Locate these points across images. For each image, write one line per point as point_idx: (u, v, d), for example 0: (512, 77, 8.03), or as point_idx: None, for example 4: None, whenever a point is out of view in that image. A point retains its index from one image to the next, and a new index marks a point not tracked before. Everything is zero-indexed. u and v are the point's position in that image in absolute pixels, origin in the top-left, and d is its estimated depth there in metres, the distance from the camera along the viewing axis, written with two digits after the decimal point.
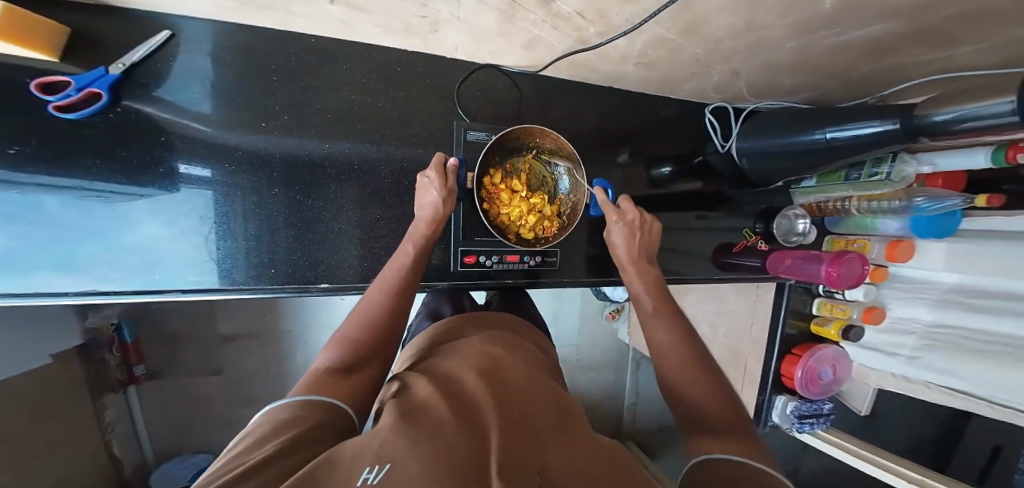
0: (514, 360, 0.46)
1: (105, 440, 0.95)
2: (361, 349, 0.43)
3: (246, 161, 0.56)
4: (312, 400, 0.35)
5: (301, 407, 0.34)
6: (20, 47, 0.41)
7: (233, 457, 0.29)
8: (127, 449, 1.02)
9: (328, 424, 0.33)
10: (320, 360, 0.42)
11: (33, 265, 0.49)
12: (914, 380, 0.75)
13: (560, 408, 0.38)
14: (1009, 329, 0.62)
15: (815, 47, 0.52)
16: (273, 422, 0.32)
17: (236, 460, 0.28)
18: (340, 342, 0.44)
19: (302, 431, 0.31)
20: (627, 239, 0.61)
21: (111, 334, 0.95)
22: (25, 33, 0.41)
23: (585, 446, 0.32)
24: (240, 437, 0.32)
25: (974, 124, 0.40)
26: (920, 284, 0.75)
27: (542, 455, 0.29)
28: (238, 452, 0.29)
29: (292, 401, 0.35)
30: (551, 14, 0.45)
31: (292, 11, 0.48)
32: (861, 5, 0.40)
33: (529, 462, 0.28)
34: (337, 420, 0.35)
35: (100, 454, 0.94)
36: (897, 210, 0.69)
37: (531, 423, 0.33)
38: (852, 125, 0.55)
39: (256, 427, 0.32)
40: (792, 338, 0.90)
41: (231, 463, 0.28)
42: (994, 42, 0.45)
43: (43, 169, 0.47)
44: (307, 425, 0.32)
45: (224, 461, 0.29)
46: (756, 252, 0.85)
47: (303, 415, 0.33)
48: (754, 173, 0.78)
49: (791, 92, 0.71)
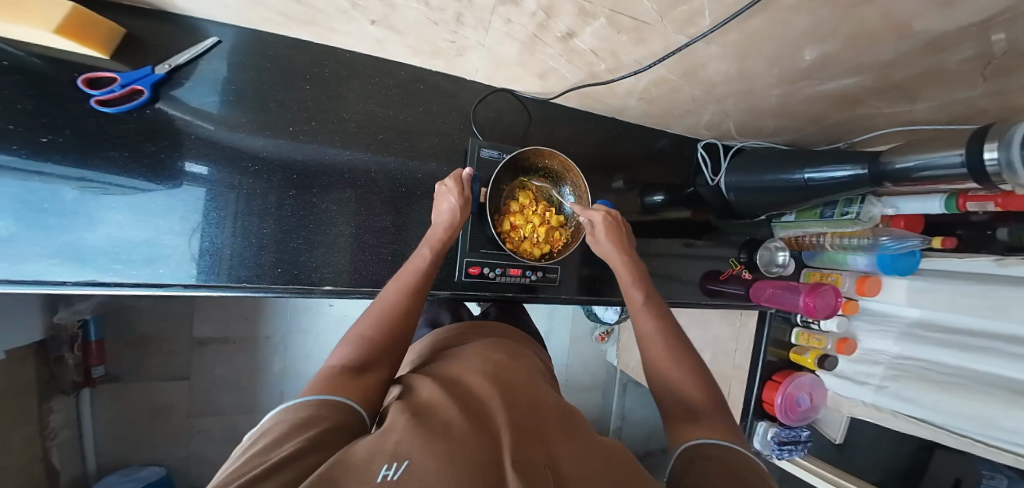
0: (519, 367, 0.46)
1: (45, 448, 0.87)
2: (375, 346, 0.44)
3: (267, 165, 0.57)
4: (331, 400, 0.35)
5: (320, 407, 0.34)
6: (78, 45, 0.44)
7: (248, 458, 0.27)
8: (68, 459, 0.93)
9: (342, 426, 0.33)
10: (333, 360, 0.42)
11: (33, 252, 0.47)
12: (881, 409, 0.80)
13: (569, 418, 0.38)
14: (967, 363, 0.67)
15: (798, 95, 0.59)
16: (291, 422, 0.32)
17: (254, 459, 0.27)
18: (353, 340, 0.44)
19: (320, 430, 0.30)
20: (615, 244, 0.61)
21: (75, 332, 0.88)
22: (88, 33, 0.44)
23: (589, 450, 0.33)
24: (255, 435, 0.31)
25: (929, 173, 0.47)
26: (885, 317, 0.80)
27: (550, 453, 0.30)
28: (255, 451, 0.28)
29: (306, 400, 0.34)
30: (569, 49, 0.51)
31: (331, 28, 0.51)
32: (837, 62, 0.47)
33: (537, 461, 0.28)
34: (351, 422, 0.34)
35: (37, 464, 0.86)
36: (866, 248, 0.75)
37: (534, 424, 0.34)
38: (827, 167, 0.61)
39: (276, 425, 0.32)
40: (773, 364, 0.94)
41: (248, 463, 0.27)
42: (945, 101, 0.53)
43: (68, 159, 0.47)
44: (325, 425, 0.31)
45: (241, 461, 0.27)
46: (740, 281, 0.91)
47: (322, 415, 0.33)
48: (739, 205, 0.84)
49: (773, 133, 0.79)
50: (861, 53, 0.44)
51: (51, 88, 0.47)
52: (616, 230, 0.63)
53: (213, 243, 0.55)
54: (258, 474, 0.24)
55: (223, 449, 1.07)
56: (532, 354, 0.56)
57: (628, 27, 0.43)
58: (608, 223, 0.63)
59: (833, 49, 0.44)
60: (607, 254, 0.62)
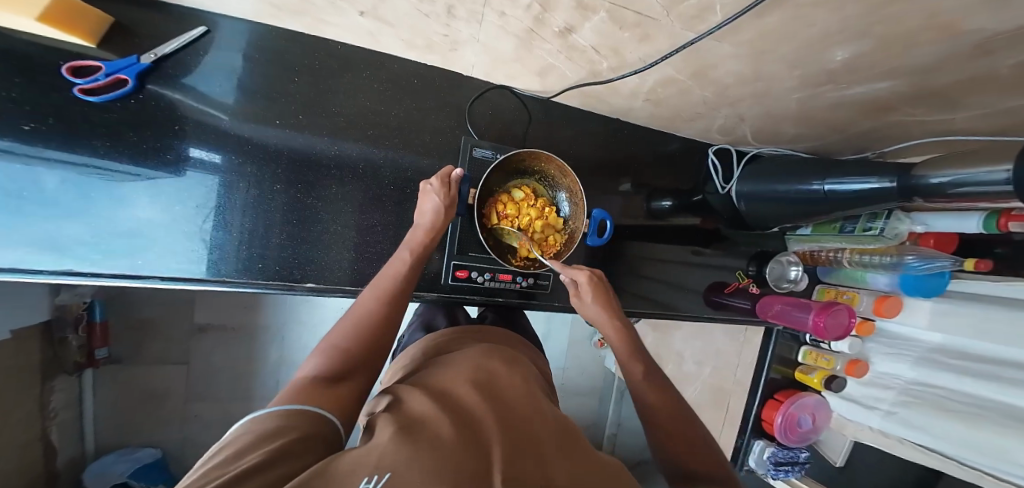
0: (512, 375, 0.44)
1: (45, 426, 0.90)
2: (351, 356, 0.42)
3: (254, 157, 0.57)
4: (302, 410, 0.33)
5: (288, 418, 0.32)
6: (66, 34, 0.44)
7: (207, 470, 0.25)
8: (67, 437, 0.95)
9: (315, 437, 0.31)
10: (302, 371, 0.40)
11: (11, 241, 0.46)
12: (888, 435, 0.75)
13: (566, 433, 0.37)
14: (988, 393, 0.61)
15: (820, 100, 0.55)
16: (256, 432, 0.29)
17: (215, 470, 0.25)
18: (328, 351, 0.42)
19: (289, 439, 0.29)
20: (603, 306, 0.58)
21: (80, 313, 0.91)
22: (75, 21, 0.44)
23: (582, 467, 0.32)
24: (215, 448, 0.29)
25: (968, 189, 0.42)
26: (905, 340, 0.74)
27: (545, 470, 0.30)
28: (216, 463, 0.26)
29: (274, 412, 0.32)
30: (567, 46, 0.48)
31: (322, 19, 0.49)
32: (863, 63, 0.42)
33: (531, 476, 0.28)
34: (324, 431, 0.33)
35: (36, 442, 0.88)
36: (888, 266, 0.69)
37: (532, 439, 0.33)
38: (850, 179, 0.56)
39: (239, 436, 0.29)
40: (776, 382, 0.89)
41: (209, 473, 0.25)
42: (992, 110, 0.47)
43: (53, 146, 0.47)
44: (294, 435, 0.30)
45: (201, 472, 0.25)
46: (747, 295, 0.87)
47: (290, 425, 0.31)
48: (750, 215, 0.80)
49: (792, 140, 0.73)
50: (893, 55, 0.39)
51: (44, 76, 0.47)
52: (601, 287, 0.60)
53: (195, 236, 0.55)
54: (226, 479, 0.23)
55: (217, 434, 1.10)
56: (526, 359, 0.55)
57: (631, 23, 0.40)
58: (592, 281, 0.59)
59: (860, 50, 0.39)
60: (598, 319, 0.58)
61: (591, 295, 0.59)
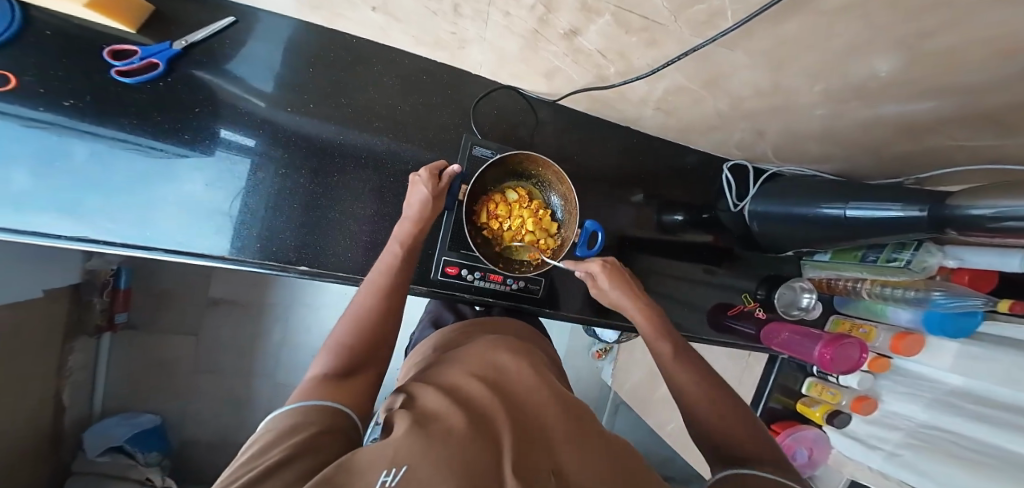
0: (521, 362, 0.44)
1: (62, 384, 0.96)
2: (355, 352, 0.42)
3: (265, 140, 0.59)
4: (322, 404, 0.34)
5: (307, 411, 0.33)
6: (110, 20, 0.48)
7: (242, 466, 0.28)
8: (78, 397, 1.02)
9: (336, 431, 0.33)
10: (314, 369, 0.40)
11: (36, 205, 0.50)
12: (889, 477, 0.70)
13: (582, 423, 0.37)
14: (1002, 441, 0.55)
15: (844, 118, 0.51)
16: (281, 428, 0.31)
17: (252, 461, 0.28)
18: (333, 348, 0.42)
19: (311, 434, 0.30)
20: (624, 291, 0.57)
21: (107, 279, 0.99)
22: (121, 10, 0.48)
23: (600, 461, 0.33)
24: (250, 441, 0.31)
25: (1012, 224, 0.36)
26: (922, 379, 0.68)
27: (556, 458, 0.31)
28: (248, 459, 0.28)
29: (294, 408, 0.34)
30: (573, 49, 0.48)
31: (336, 13, 0.51)
32: (886, 80, 0.39)
33: (541, 467, 0.30)
34: (344, 424, 0.34)
35: (51, 398, 0.94)
36: (911, 301, 0.64)
37: (542, 430, 0.34)
38: (871, 204, 0.53)
39: (269, 430, 0.31)
40: (776, 412, 0.84)
41: (245, 468, 0.27)
42: None
43: (85, 120, 0.52)
44: (315, 429, 0.31)
45: (236, 469, 0.28)
46: (752, 319, 0.83)
47: (309, 419, 0.32)
48: (761, 236, 0.76)
49: (815, 160, 0.69)
50: (920, 71, 0.36)
51: (89, 57, 0.52)
52: (617, 272, 0.59)
53: (206, 212, 0.57)
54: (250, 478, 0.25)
55: (214, 408, 1.14)
56: (539, 351, 0.55)
57: (636, 27, 0.39)
58: (608, 269, 0.59)
59: (876, 64, 0.37)
60: (619, 304, 0.58)
61: (610, 285, 0.58)
